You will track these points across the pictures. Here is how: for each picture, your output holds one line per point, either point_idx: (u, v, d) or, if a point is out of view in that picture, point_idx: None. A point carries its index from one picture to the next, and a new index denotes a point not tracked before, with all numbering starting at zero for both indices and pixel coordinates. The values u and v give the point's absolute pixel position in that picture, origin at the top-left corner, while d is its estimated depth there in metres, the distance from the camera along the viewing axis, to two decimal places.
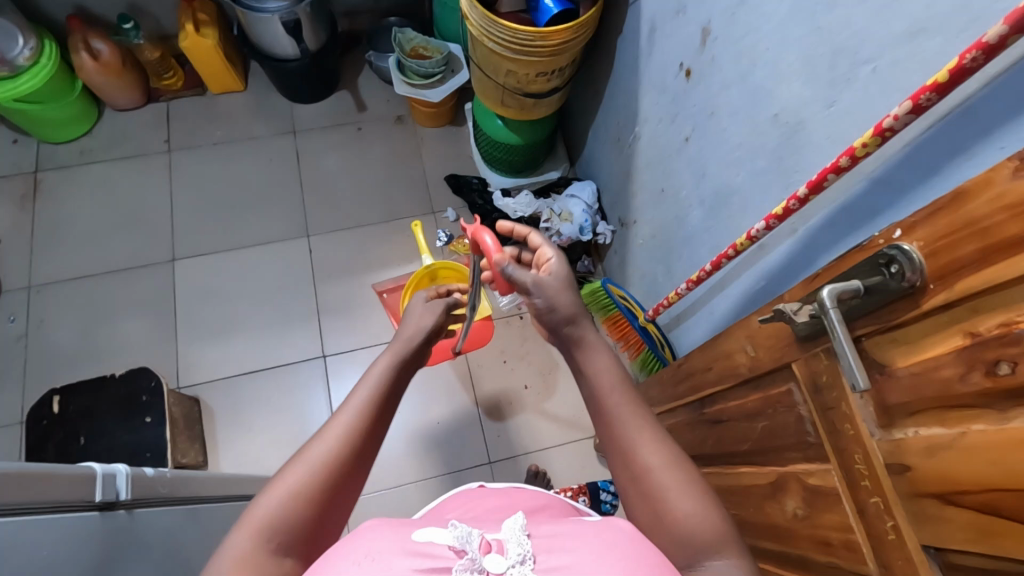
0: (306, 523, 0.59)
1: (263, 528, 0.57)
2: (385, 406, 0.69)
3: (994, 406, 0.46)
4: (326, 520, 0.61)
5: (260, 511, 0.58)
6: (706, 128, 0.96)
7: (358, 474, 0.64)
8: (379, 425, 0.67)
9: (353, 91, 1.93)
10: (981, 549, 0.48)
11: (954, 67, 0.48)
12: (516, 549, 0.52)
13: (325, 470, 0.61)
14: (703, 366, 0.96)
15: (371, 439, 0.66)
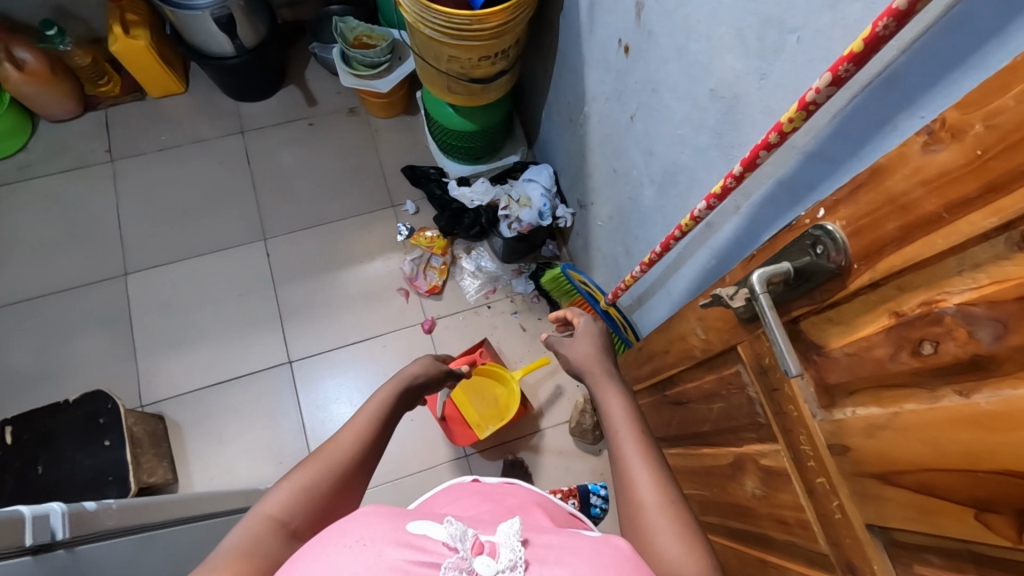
0: (314, 515, 0.62)
1: (276, 511, 0.59)
2: (388, 419, 0.75)
3: (924, 385, 0.44)
4: (332, 514, 0.64)
5: (271, 497, 0.61)
6: (650, 105, 0.93)
7: (361, 474, 0.68)
8: (382, 431, 0.73)
9: (301, 85, 1.86)
10: (921, 528, 0.47)
11: (868, 34, 0.46)
12: (507, 554, 0.49)
13: (340, 466, 0.66)
14: (662, 349, 0.94)
15: (375, 443, 0.71)
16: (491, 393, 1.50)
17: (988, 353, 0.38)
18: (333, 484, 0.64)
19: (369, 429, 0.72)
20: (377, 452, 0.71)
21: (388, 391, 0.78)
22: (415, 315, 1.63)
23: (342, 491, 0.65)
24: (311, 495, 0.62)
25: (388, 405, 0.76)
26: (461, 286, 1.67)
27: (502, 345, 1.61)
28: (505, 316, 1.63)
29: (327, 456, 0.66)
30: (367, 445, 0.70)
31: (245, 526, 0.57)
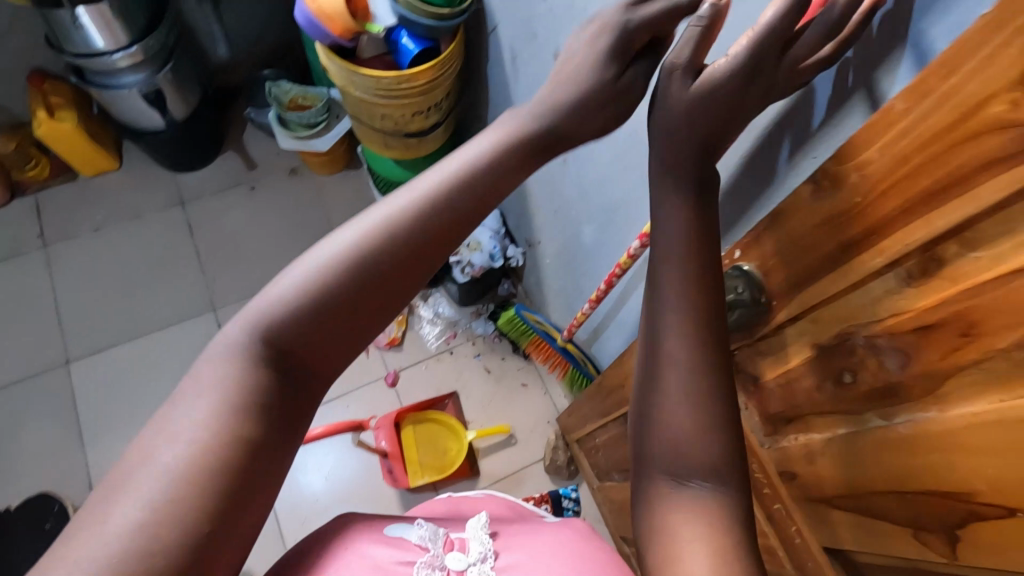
0: (319, 335, 0.43)
1: (265, 327, 0.42)
2: (470, 200, 0.47)
3: (851, 412, 0.45)
4: (353, 334, 0.45)
5: (243, 341, 0.41)
6: (579, 148, 0.96)
7: (379, 300, 0.44)
8: (437, 228, 0.46)
9: (238, 149, 1.84)
10: (868, 548, 0.48)
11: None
12: (478, 547, 0.50)
13: (359, 271, 0.43)
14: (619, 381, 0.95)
15: (416, 252, 0.45)
16: (440, 444, 1.50)
17: (898, 380, 0.40)
18: (324, 326, 0.43)
19: (408, 227, 0.45)
20: (419, 262, 0.45)
21: (469, 159, 0.47)
22: (377, 370, 1.60)
23: (348, 339, 0.44)
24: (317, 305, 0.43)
25: (464, 183, 0.47)
26: (420, 334, 1.65)
27: (468, 387, 1.60)
28: (468, 358, 1.62)
29: (326, 269, 0.43)
30: (395, 257, 0.44)
31: (190, 404, 0.39)
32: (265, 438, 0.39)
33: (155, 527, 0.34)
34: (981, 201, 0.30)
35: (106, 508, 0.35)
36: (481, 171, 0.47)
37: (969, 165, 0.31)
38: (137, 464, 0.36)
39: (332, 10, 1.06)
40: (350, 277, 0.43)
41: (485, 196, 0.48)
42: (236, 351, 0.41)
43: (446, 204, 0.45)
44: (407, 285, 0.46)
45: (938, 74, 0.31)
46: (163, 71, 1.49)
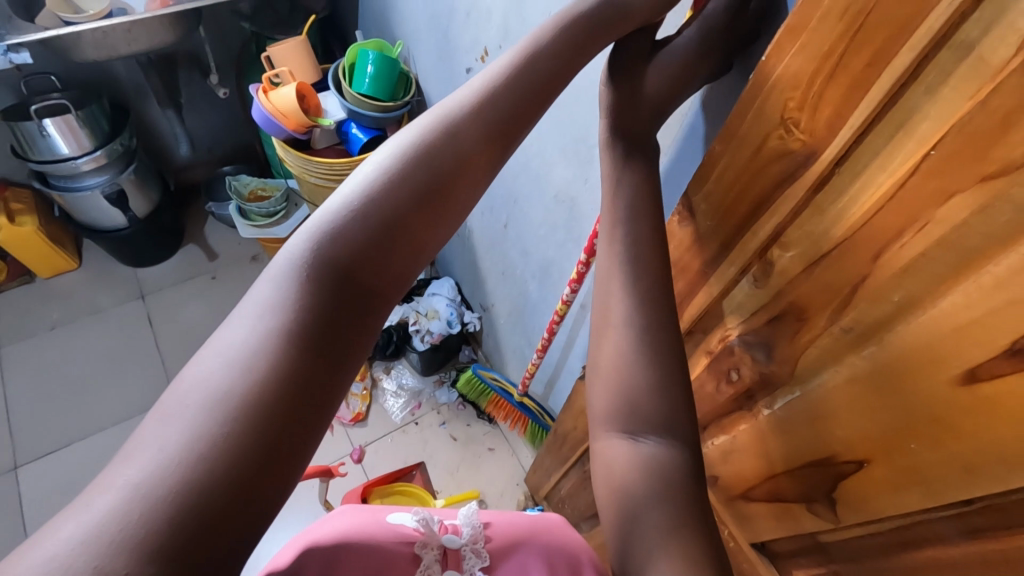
0: (365, 257, 0.37)
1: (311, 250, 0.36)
2: (510, 114, 0.45)
3: (745, 408, 0.52)
4: (398, 259, 0.39)
5: (294, 260, 0.36)
6: (515, 213, 1.07)
7: (433, 213, 0.41)
8: (480, 141, 0.43)
9: (200, 242, 1.90)
10: (783, 534, 0.53)
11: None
12: (467, 529, 0.68)
13: (400, 191, 0.39)
14: (574, 424, 1.00)
15: (461, 166, 0.42)
16: None
17: (767, 371, 0.47)
18: (379, 239, 0.38)
19: (452, 141, 0.42)
20: (463, 172, 0.42)
21: (505, 72, 0.45)
22: (343, 447, 1.59)
23: (404, 257, 0.39)
24: (361, 226, 0.38)
25: (505, 98, 0.45)
26: (385, 407, 1.67)
27: (435, 456, 1.60)
28: (433, 427, 1.64)
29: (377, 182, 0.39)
30: (443, 169, 0.41)
31: (243, 333, 0.34)
32: (322, 364, 0.34)
33: (209, 453, 0.29)
34: (782, 213, 0.40)
35: (145, 442, 0.29)
36: (518, 84, 0.45)
37: (768, 186, 0.40)
38: (181, 396, 0.31)
39: (287, 108, 1.17)
40: (399, 189, 0.39)
41: (525, 110, 0.45)
42: (287, 271, 0.36)
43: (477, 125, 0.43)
44: (457, 201, 0.42)
45: (732, 124, 0.41)
46: (126, 172, 1.57)
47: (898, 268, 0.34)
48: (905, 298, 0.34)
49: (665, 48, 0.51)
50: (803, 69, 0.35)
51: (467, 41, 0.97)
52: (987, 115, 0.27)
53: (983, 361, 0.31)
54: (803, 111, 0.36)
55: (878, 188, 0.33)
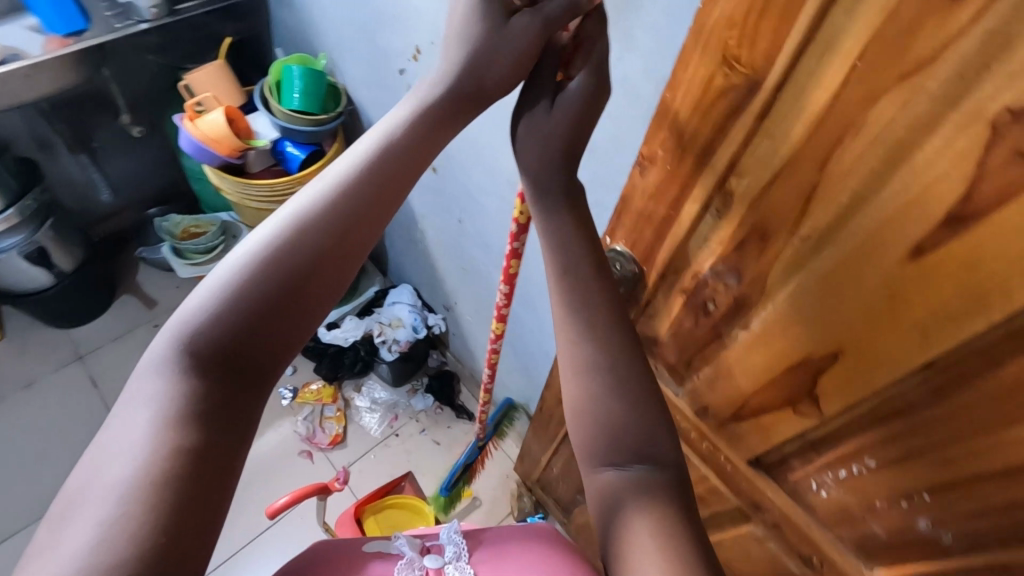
0: (242, 339, 0.41)
1: (187, 338, 0.40)
2: (384, 174, 0.46)
3: (723, 335, 0.57)
4: (279, 334, 0.42)
5: (175, 349, 0.40)
6: (469, 206, 1.09)
7: (315, 286, 0.43)
8: (359, 206, 0.45)
9: (135, 291, 1.80)
10: (775, 442, 0.59)
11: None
12: (451, 549, 0.68)
13: (272, 273, 0.41)
14: (558, 400, 1.03)
15: (338, 236, 0.44)
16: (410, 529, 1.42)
17: (740, 293, 0.52)
18: (258, 318, 0.41)
19: (324, 212, 0.44)
20: (341, 244, 0.44)
21: (379, 137, 0.47)
22: (325, 473, 1.55)
23: (287, 330, 0.42)
24: (233, 308, 0.40)
25: (377, 160, 0.46)
26: (362, 425, 1.64)
27: (422, 464, 1.60)
28: (415, 437, 1.63)
29: (248, 262, 0.41)
30: (319, 242, 0.43)
31: (133, 426, 0.37)
32: (215, 443, 0.38)
33: (114, 540, 0.33)
34: (734, 142, 0.44)
35: (60, 537, 0.34)
36: (393, 150, 0.47)
37: (719, 122, 0.45)
38: (84, 488, 0.35)
39: (217, 134, 1.14)
40: (272, 266, 0.42)
41: (402, 174, 0.47)
42: (167, 358, 0.40)
43: (348, 197, 0.45)
44: (339, 268, 0.44)
45: (678, 72, 0.45)
46: (44, 227, 1.47)
47: (843, 171, 0.39)
48: (852, 198, 0.39)
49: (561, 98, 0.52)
50: (738, 9, 0.39)
51: (396, 43, 0.98)
52: (898, 23, 0.32)
53: (925, 236, 0.36)
54: (742, 47, 0.40)
55: (816, 104, 0.38)
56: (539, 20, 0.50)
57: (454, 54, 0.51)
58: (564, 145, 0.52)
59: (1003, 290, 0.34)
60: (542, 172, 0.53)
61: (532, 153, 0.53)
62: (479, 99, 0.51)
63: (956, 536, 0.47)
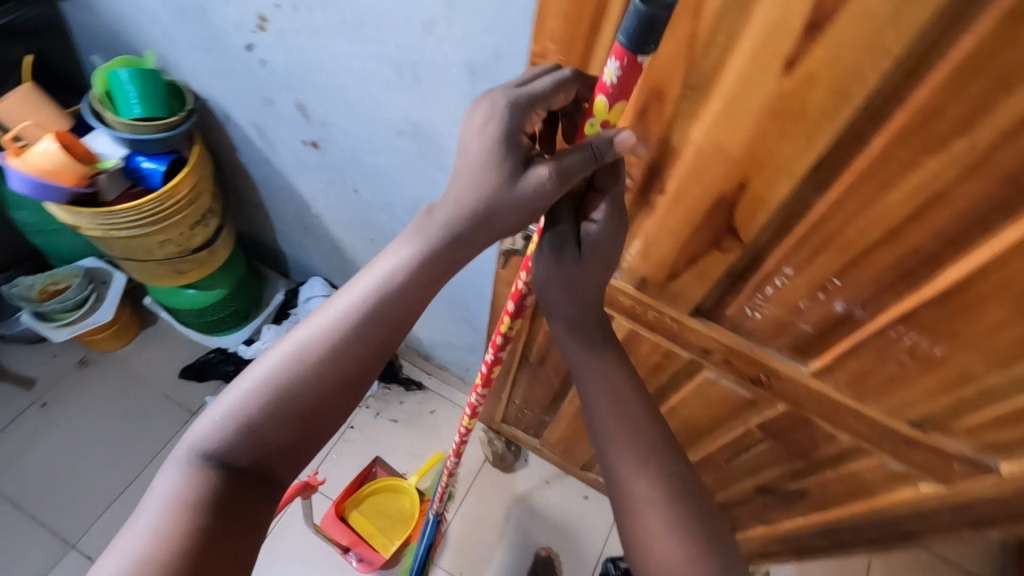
0: (252, 456, 0.52)
1: (204, 446, 0.51)
2: (380, 321, 0.55)
3: (645, 205, 0.63)
4: (282, 452, 0.53)
5: (197, 448, 0.51)
6: (361, 172, 1.05)
7: (317, 416, 0.53)
8: (353, 354, 0.54)
9: (4, 375, 1.57)
10: (710, 287, 0.67)
11: (603, 94, 0.47)
12: None
13: (279, 409, 0.52)
14: (505, 332, 1.07)
15: (341, 379, 0.54)
16: (396, 507, 1.44)
17: (652, 158, 0.57)
18: (268, 441, 0.52)
19: (330, 355, 0.53)
20: (341, 386, 0.54)
21: (375, 285, 0.55)
22: None
23: (294, 446, 0.53)
24: (242, 429, 0.51)
25: (377, 304, 0.55)
26: None
27: (387, 445, 1.59)
28: (371, 423, 1.61)
29: (264, 394, 0.52)
30: (321, 384, 0.53)
31: (159, 510, 0.48)
32: (231, 535, 0.49)
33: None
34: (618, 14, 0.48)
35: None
36: (389, 296, 0.55)
37: None
38: (120, 551, 0.46)
39: (53, 164, 1.01)
40: (279, 402, 0.52)
41: (398, 320, 0.56)
42: (189, 460, 0.51)
43: (349, 346, 0.54)
44: (337, 404, 0.54)
45: None
46: None
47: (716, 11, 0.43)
48: (728, 36, 0.44)
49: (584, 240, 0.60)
50: None
51: (233, 15, 0.91)
52: None
53: (794, 49, 0.42)
54: None
55: None
56: (557, 174, 0.52)
57: (462, 200, 0.54)
58: (585, 274, 0.62)
59: (861, 78, 0.42)
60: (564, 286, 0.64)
61: (556, 278, 0.63)
62: (480, 241, 0.56)
63: (865, 306, 0.57)
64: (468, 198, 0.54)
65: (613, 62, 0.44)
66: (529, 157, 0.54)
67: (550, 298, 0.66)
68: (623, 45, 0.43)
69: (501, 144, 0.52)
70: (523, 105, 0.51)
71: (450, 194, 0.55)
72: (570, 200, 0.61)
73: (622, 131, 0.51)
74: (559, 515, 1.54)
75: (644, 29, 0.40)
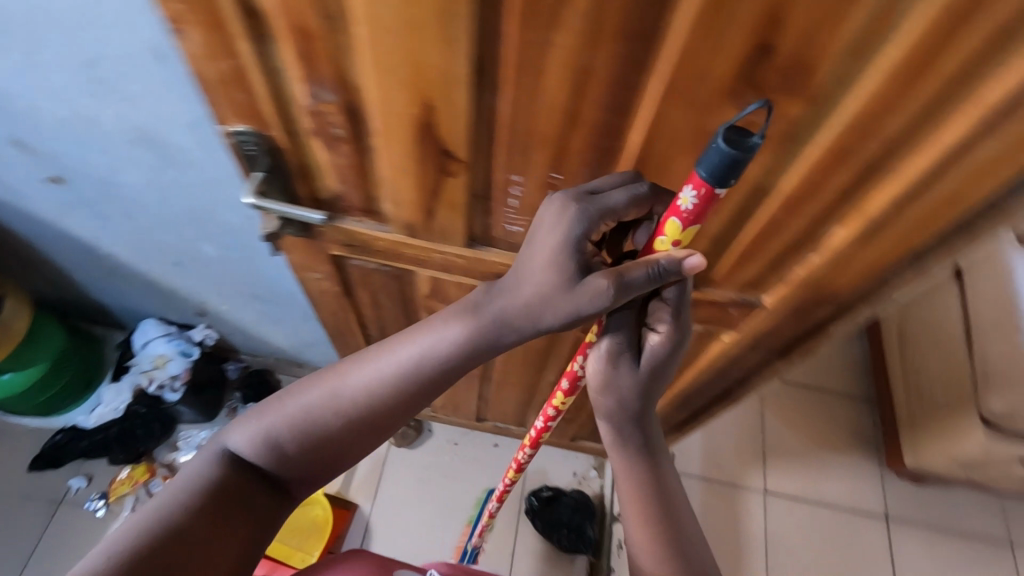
0: (275, 463, 0.63)
1: (242, 443, 0.62)
2: (411, 387, 0.61)
3: (369, 150, 0.61)
4: (299, 464, 0.64)
5: (233, 446, 0.62)
6: (120, 195, 0.96)
7: (333, 446, 0.63)
8: (380, 412, 0.62)
9: None
10: (468, 214, 0.67)
11: (677, 218, 0.49)
12: None
13: (306, 434, 0.62)
14: (335, 317, 1.03)
15: (364, 427, 0.63)
16: (307, 524, 1.43)
17: (344, 101, 0.55)
18: (286, 457, 0.63)
19: (362, 405, 0.61)
20: (361, 429, 0.63)
21: (415, 351, 0.61)
22: None
23: (308, 466, 0.64)
24: (271, 439, 0.62)
25: (415, 368, 0.61)
26: None
27: None
28: None
29: (295, 426, 0.61)
30: (347, 428, 0.62)
31: (186, 481, 0.59)
32: (231, 521, 0.59)
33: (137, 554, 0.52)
34: None
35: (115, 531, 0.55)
36: (429, 370, 0.61)
37: None
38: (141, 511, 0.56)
39: None
40: (304, 431, 0.61)
41: (427, 389, 0.62)
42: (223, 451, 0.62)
43: (378, 405, 0.61)
44: (352, 439, 0.63)
45: None
46: None
47: None
48: None
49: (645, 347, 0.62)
50: None
51: None
52: None
53: None
54: None
55: None
56: (616, 286, 0.52)
57: (522, 294, 0.57)
58: (636, 386, 0.64)
59: None
60: (614, 393, 0.65)
61: (605, 382, 0.64)
62: (524, 335, 0.59)
63: None
64: (530, 293, 0.57)
65: (691, 191, 0.46)
66: (590, 262, 0.56)
67: (595, 396, 0.66)
68: (704, 177, 0.44)
69: (566, 246, 0.53)
70: (594, 217, 0.52)
71: (512, 283, 0.58)
72: (635, 305, 0.62)
73: (690, 253, 0.52)
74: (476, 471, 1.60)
75: (728, 168, 0.42)
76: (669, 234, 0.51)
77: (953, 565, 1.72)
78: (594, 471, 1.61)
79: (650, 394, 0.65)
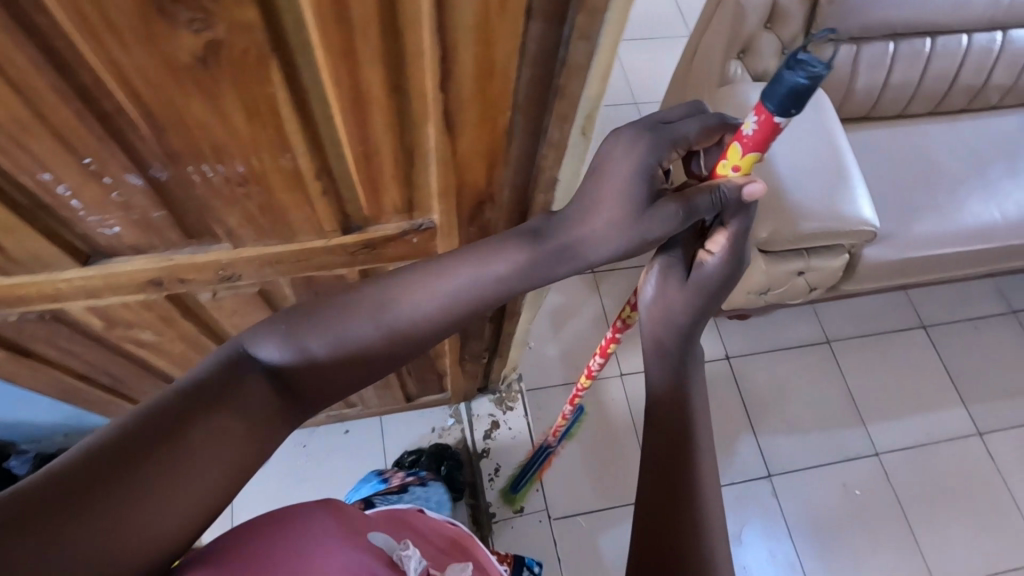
0: (293, 384, 0.57)
1: (267, 354, 0.56)
2: (456, 302, 0.60)
3: None
4: (324, 384, 0.59)
5: (256, 357, 0.56)
6: None
7: (355, 364, 0.59)
8: (417, 324, 0.60)
9: None
10: (41, 232, 0.55)
11: (740, 142, 0.57)
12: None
13: (343, 353, 0.58)
14: (42, 383, 0.88)
15: (405, 342, 0.60)
16: None
17: None
18: (305, 378, 0.58)
19: (411, 316, 0.59)
20: (394, 342, 0.60)
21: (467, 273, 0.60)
22: None
23: (335, 382, 0.60)
24: (303, 357, 0.57)
25: (468, 289, 0.60)
26: None
27: None
28: None
29: (335, 346, 0.57)
30: (378, 343, 0.59)
31: (199, 387, 0.52)
32: (234, 442, 0.51)
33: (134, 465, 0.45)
34: None
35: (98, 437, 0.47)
36: (475, 290, 0.60)
37: None
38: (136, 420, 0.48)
39: None
40: (336, 352, 0.58)
41: (468, 302, 0.61)
42: (243, 365, 0.55)
43: (418, 316, 0.59)
44: (382, 355, 0.60)
45: None
46: None
47: None
48: None
49: (699, 269, 0.66)
50: None
51: None
52: None
53: None
54: None
55: None
56: (684, 211, 0.59)
57: (595, 220, 0.61)
58: (689, 303, 0.67)
59: None
60: (667, 313, 0.68)
61: (659, 301, 0.68)
62: (580, 266, 0.62)
63: (150, 163, 0.50)
64: (598, 224, 0.60)
65: (754, 117, 0.54)
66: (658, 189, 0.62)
67: (647, 314, 0.70)
68: (769, 109, 0.52)
69: (638, 172, 0.59)
70: (661, 145, 0.59)
71: (580, 210, 0.61)
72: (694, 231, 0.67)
73: (750, 182, 0.60)
74: (335, 464, 1.54)
75: (793, 98, 0.50)
76: (735, 159, 0.59)
77: (787, 376, 1.94)
78: (452, 420, 1.59)
79: (704, 312, 0.67)
